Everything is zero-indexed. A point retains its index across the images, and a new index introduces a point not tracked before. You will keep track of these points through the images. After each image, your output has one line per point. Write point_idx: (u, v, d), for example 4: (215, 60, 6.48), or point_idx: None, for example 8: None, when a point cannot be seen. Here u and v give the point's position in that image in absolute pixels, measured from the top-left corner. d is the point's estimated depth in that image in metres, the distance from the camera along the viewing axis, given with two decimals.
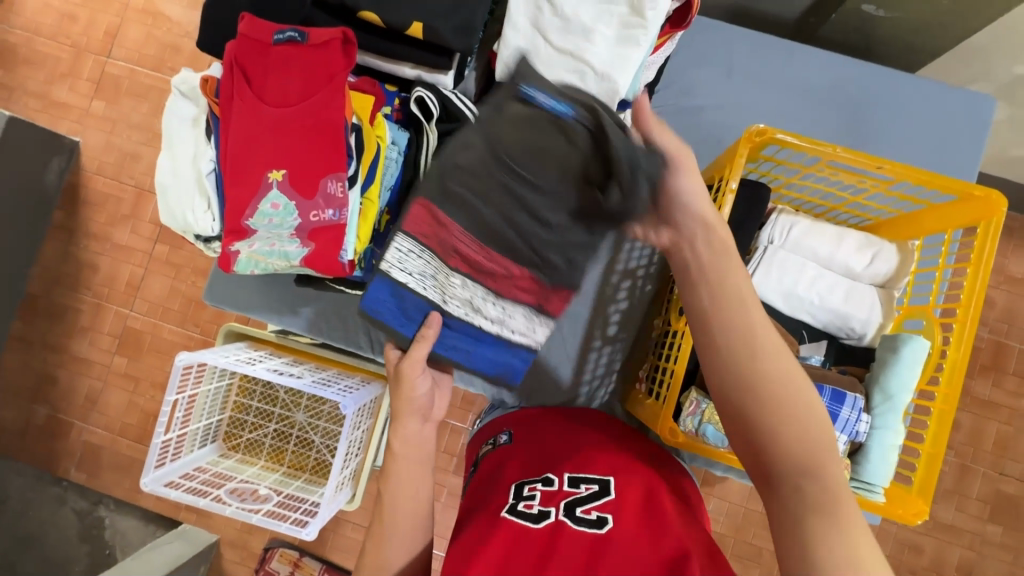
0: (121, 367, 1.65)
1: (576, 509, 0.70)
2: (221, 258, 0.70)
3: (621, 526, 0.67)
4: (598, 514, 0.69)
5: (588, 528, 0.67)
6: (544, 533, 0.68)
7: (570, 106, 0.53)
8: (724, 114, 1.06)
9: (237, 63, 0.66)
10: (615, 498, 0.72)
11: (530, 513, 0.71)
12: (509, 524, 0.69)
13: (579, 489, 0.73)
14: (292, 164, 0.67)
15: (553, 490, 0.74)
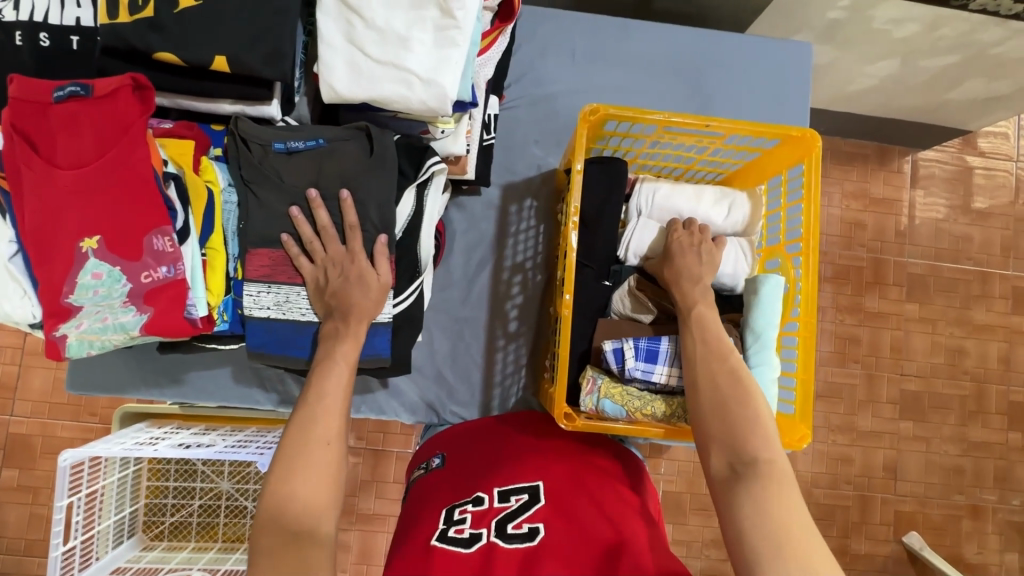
0: (13, 480, 1.48)
1: (507, 525, 0.70)
2: (46, 346, 0.63)
3: (554, 531, 0.68)
4: (529, 526, 0.69)
5: (520, 542, 0.67)
6: (478, 555, 0.67)
7: (293, 141, 0.73)
8: (579, 96, 1.08)
9: (15, 131, 0.59)
10: (546, 504, 0.72)
11: (462, 537, 0.70)
12: (442, 552, 0.68)
13: (510, 503, 0.74)
14: (106, 228, 0.61)
15: (485, 509, 0.74)
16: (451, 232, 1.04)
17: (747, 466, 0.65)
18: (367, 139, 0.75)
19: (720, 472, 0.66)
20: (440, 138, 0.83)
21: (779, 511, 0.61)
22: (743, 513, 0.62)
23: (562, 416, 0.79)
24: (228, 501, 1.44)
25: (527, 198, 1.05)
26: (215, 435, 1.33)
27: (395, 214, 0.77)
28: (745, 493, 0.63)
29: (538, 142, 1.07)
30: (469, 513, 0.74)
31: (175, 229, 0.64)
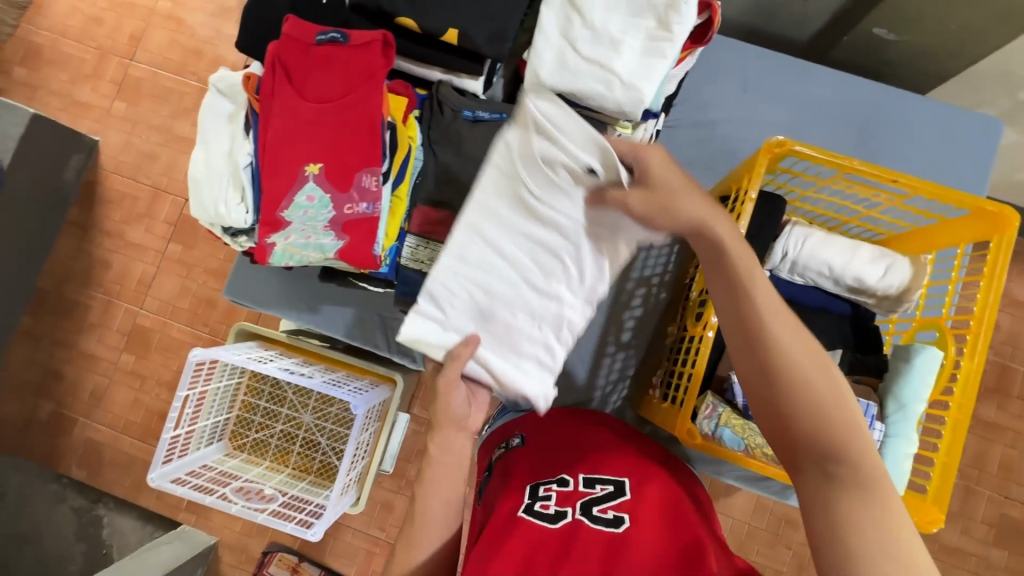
0: (129, 365, 1.67)
1: (593, 508, 0.73)
2: (256, 250, 0.71)
3: (638, 526, 0.69)
4: (615, 514, 0.71)
5: (606, 527, 0.70)
6: (564, 532, 0.70)
7: (477, 112, 0.79)
8: (738, 128, 1.08)
9: (280, 62, 0.68)
10: (631, 498, 0.73)
11: (547, 513, 0.73)
12: (528, 525, 0.71)
13: (595, 489, 0.75)
14: (329, 159, 0.69)
15: (569, 490, 0.76)
16: None
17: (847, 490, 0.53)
18: None
19: (807, 467, 0.55)
20: None
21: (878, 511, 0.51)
22: (830, 510, 0.52)
23: (681, 432, 0.78)
24: (306, 433, 1.54)
25: None
26: (313, 368, 1.44)
27: None
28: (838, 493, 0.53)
29: (689, 166, 1.08)
30: (553, 491, 0.77)
31: (381, 171, 0.71)
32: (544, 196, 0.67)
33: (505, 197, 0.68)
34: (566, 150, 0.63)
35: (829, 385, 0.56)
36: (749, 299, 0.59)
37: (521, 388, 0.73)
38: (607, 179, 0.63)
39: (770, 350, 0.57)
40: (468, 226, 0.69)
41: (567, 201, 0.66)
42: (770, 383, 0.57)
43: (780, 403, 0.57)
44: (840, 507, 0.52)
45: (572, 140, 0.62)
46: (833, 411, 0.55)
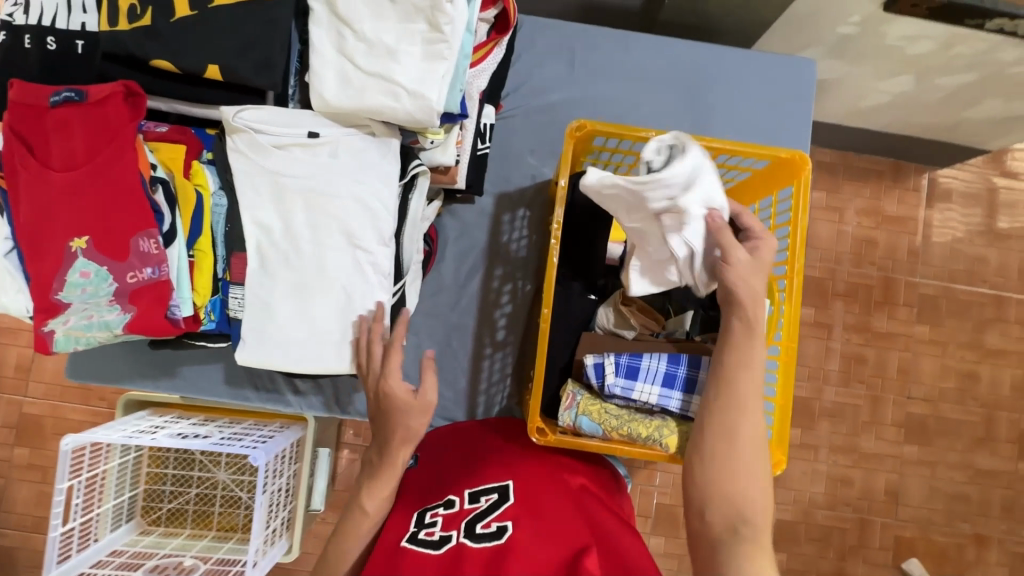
0: (24, 459, 1.54)
1: (476, 525, 0.71)
2: (36, 341, 0.65)
3: (520, 527, 0.68)
4: (497, 525, 0.70)
5: (488, 541, 0.68)
6: (448, 555, 0.68)
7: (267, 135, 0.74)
8: (577, 107, 1.08)
9: (15, 135, 0.62)
10: (514, 503, 0.73)
11: (431, 540, 0.71)
12: (411, 555, 0.69)
13: (480, 503, 0.75)
14: (95, 230, 0.63)
15: (455, 511, 0.75)
16: (443, 239, 1.05)
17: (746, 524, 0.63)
18: (348, 149, 0.77)
19: (717, 529, 0.64)
20: (428, 148, 0.83)
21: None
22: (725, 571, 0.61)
23: (533, 430, 0.79)
24: (223, 491, 1.48)
25: (520, 208, 1.06)
26: (212, 426, 1.37)
27: (384, 212, 0.78)
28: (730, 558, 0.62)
29: (534, 153, 1.07)
30: (440, 516, 0.75)
31: (161, 231, 0.66)
32: (316, 185, 0.76)
33: (283, 197, 0.76)
34: (321, 148, 0.76)
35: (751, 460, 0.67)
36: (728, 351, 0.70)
37: (354, 364, 0.79)
38: (345, 152, 0.77)
39: (730, 407, 0.68)
40: (245, 230, 0.76)
41: (303, 169, 0.76)
42: (723, 421, 0.68)
43: (728, 438, 0.67)
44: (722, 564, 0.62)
45: (314, 142, 0.76)
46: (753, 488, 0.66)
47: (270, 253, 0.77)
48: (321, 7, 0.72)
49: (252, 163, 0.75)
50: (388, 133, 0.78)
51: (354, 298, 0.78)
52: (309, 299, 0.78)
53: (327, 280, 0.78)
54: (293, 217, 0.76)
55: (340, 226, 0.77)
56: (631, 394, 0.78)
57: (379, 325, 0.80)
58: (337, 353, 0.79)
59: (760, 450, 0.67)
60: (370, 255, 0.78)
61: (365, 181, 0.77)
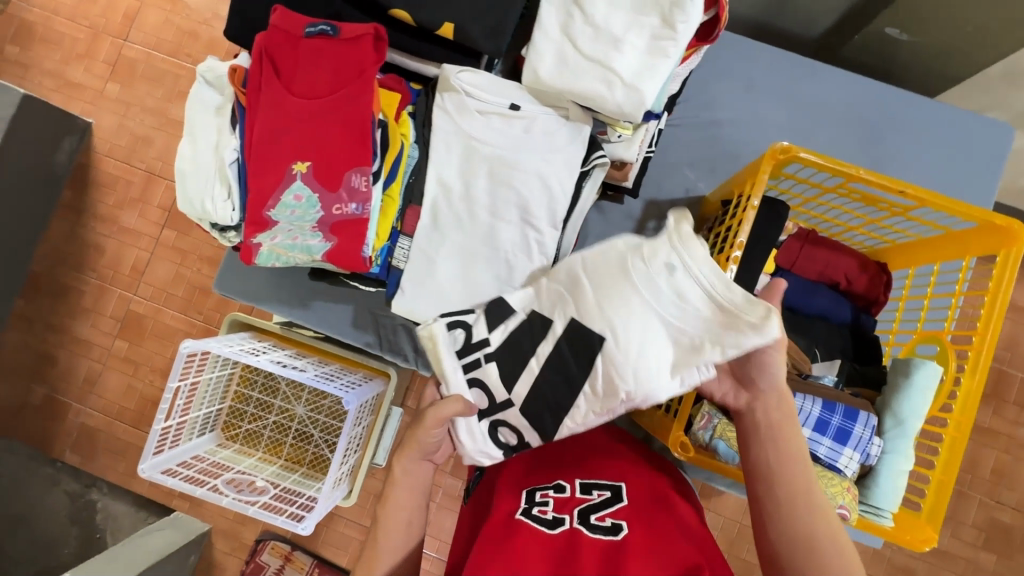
0: (121, 351, 1.65)
1: (590, 516, 0.71)
2: (242, 251, 0.69)
3: (635, 533, 0.68)
4: (613, 521, 0.70)
5: (604, 534, 0.68)
6: (564, 537, 0.68)
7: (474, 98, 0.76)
8: (745, 128, 1.05)
9: (267, 55, 0.66)
10: (628, 505, 0.73)
11: (545, 518, 0.71)
12: (524, 528, 0.69)
13: (592, 496, 0.74)
14: (318, 158, 0.67)
15: (566, 497, 0.75)
16: (585, 233, 1.04)
17: None
18: (543, 127, 0.77)
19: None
20: (613, 141, 0.83)
21: None
22: None
23: (673, 444, 0.75)
24: (299, 426, 1.51)
25: (668, 218, 1.04)
26: (306, 362, 1.43)
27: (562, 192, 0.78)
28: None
29: (692, 166, 1.05)
30: (550, 497, 0.75)
31: (372, 170, 0.68)
32: (507, 157, 0.77)
33: (472, 161, 0.78)
34: (518, 121, 0.77)
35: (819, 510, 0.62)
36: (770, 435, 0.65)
37: None
38: (541, 128, 0.77)
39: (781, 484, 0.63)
40: (427, 182, 0.78)
41: (498, 136, 0.77)
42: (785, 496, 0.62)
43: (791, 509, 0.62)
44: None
45: (513, 114, 0.77)
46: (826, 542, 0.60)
47: (445, 209, 0.79)
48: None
49: (457, 123, 0.77)
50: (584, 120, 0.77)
51: (515, 269, 0.79)
52: (472, 262, 0.79)
53: (493, 246, 0.79)
54: (476, 184, 0.78)
55: (518, 197, 0.78)
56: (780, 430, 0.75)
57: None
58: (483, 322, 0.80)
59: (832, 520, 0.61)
60: (536, 235, 0.79)
61: (551, 158, 0.78)
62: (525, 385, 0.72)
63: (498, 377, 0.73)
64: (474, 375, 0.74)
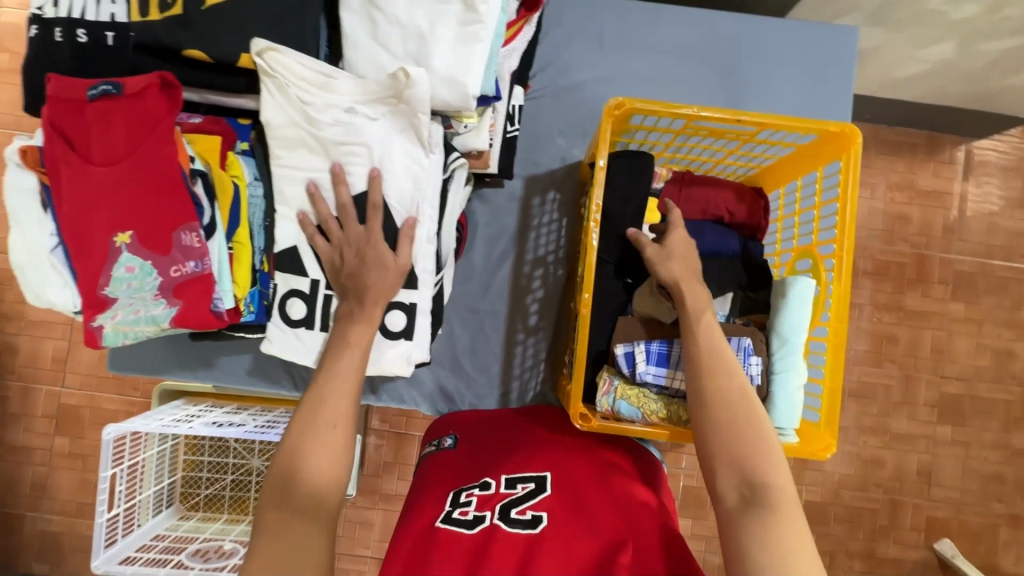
0: (64, 447, 1.52)
1: (511, 510, 0.68)
2: (86, 336, 0.66)
3: (555, 525, 0.66)
4: (533, 514, 0.68)
5: (522, 529, 0.66)
6: (480, 537, 0.65)
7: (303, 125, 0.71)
8: (607, 85, 1.05)
9: (55, 130, 0.62)
10: (551, 494, 0.71)
11: (465, 519, 0.69)
12: (444, 533, 0.66)
13: (516, 490, 0.72)
14: (137, 223, 0.64)
15: (490, 493, 0.72)
16: (473, 225, 1.03)
17: (755, 492, 0.61)
18: (383, 137, 0.72)
19: (729, 500, 0.62)
20: (462, 133, 0.81)
21: (787, 549, 0.58)
22: (748, 544, 0.59)
23: (576, 417, 0.77)
24: (259, 477, 1.48)
25: (550, 191, 1.04)
26: (247, 414, 1.39)
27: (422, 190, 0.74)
28: (750, 528, 0.60)
29: (563, 133, 1.05)
30: (474, 496, 0.72)
31: (201, 224, 0.66)
32: (363, 192, 0.72)
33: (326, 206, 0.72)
34: (351, 162, 0.72)
35: (726, 407, 0.67)
36: (691, 339, 0.71)
37: (385, 366, 0.75)
38: (389, 145, 0.72)
39: (702, 379, 0.69)
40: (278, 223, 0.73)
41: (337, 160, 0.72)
42: (697, 388, 0.69)
43: (704, 401, 0.68)
44: (748, 540, 0.59)
45: (338, 153, 0.72)
46: (755, 449, 0.64)
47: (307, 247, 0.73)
48: (264, 65, 0.67)
49: (298, 184, 0.73)
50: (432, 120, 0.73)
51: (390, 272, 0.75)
52: None
53: None
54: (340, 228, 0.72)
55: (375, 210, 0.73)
56: (662, 381, 0.77)
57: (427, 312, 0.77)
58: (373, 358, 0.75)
59: (752, 413, 0.66)
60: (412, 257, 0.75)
61: (405, 172, 0.73)
62: None
63: None
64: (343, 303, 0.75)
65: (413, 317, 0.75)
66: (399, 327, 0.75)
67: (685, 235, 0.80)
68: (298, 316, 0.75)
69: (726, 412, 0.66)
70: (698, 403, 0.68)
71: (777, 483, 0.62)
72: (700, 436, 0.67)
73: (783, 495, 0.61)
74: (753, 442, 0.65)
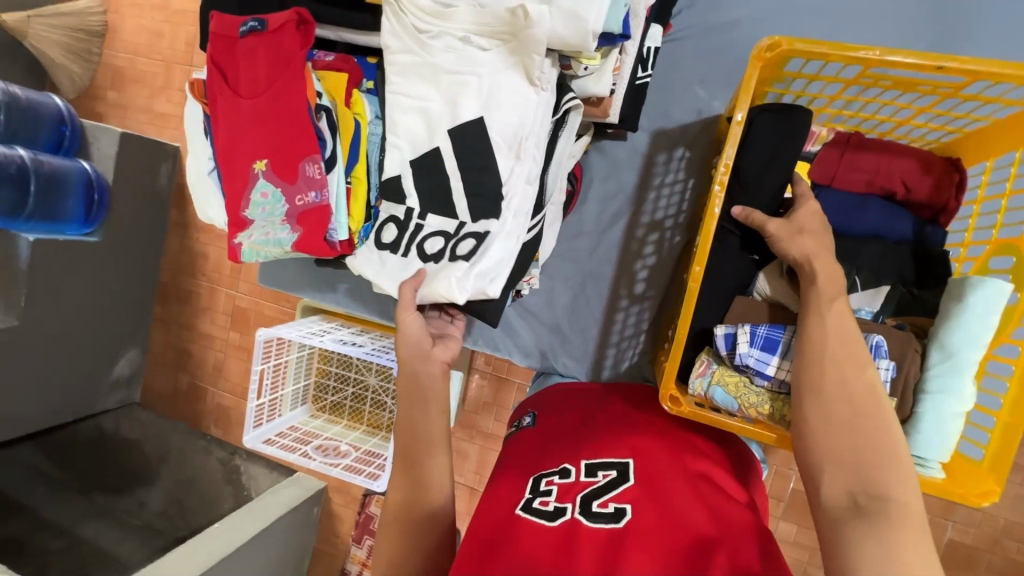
0: (237, 341, 1.82)
1: (592, 503, 0.60)
2: (230, 250, 0.77)
3: (642, 515, 0.57)
4: (616, 507, 0.59)
5: (605, 522, 0.57)
6: (563, 532, 0.57)
7: (414, 52, 0.70)
8: (765, 24, 0.89)
9: (214, 65, 0.70)
10: (636, 486, 0.62)
11: (546, 510, 0.60)
12: (524, 525, 0.59)
13: (597, 479, 0.64)
14: (272, 154, 0.70)
15: (570, 483, 0.64)
16: (588, 178, 0.98)
17: (871, 499, 0.51)
18: (495, 73, 0.69)
19: (834, 504, 0.52)
20: (581, 76, 0.75)
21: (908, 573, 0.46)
22: (855, 557, 0.49)
23: (664, 397, 0.71)
24: (373, 394, 1.66)
25: (679, 147, 0.93)
26: (368, 338, 1.53)
27: (532, 133, 0.70)
28: (857, 537, 0.49)
29: (703, 82, 0.92)
30: (555, 484, 0.65)
31: (324, 157, 0.71)
32: (470, 126, 0.69)
33: (435, 137, 0.71)
34: (461, 93, 0.70)
35: (845, 399, 0.56)
36: (815, 319, 0.61)
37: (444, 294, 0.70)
38: (501, 82, 0.69)
39: (818, 365, 0.59)
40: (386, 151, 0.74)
41: (445, 91, 0.71)
42: (808, 372, 0.59)
43: (815, 387, 0.58)
44: (856, 552, 0.49)
45: (448, 84, 0.70)
46: (875, 453, 0.53)
47: (408, 178, 0.73)
48: None
49: (407, 114, 0.73)
50: (546, 59, 0.68)
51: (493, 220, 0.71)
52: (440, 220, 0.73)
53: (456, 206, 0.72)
54: (442, 158, 0.71)
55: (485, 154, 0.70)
56: (766, 371, 0.67)
57: (506, 242, 0.70)
58: (432, 278, 0.71)
59: (883, 411, 0.55)
60: (504, 194, 0.70)
61: (514, 108, 0.68)
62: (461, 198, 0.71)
63: (438, 217, 0.73)
64: (427, 233, 0.74)
65: (483, 244, 0.69)
66: (465, 253, 0.70)
67: (819, 211, 0.69)
68: (388, 240, 0.76)
69: (842, 408, 0.56)
70: (807, 395, 0.58)
71: (901, 494, 0.50)
72: (802, 427, 0.58)
73: (911, 510, 0.50)
74: (879, 446, 0.53)
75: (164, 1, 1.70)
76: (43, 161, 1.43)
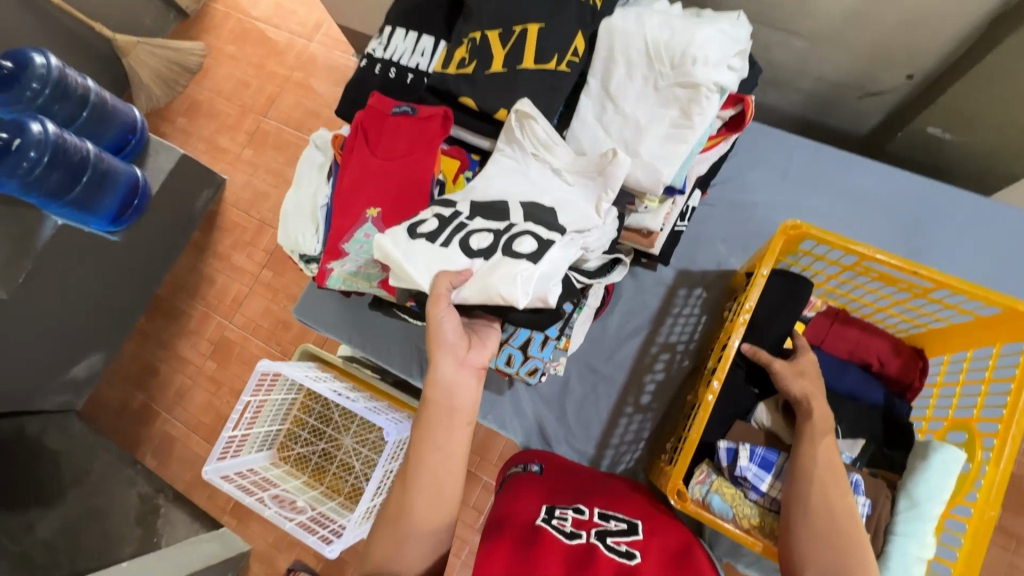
0: (211, 370, 1.74)
1: (606, 538, 0.69)
2: (320, 273, 0.87)
3: (649, 564, 0.65)
4: (627, 548, 0.68)
5: (617, 556, 0.66)
6: (580, 549, 0.66)
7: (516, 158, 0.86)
8: (778, 211, 1.12)
9: (362, 128, 0.88)
10: (643, 539, 0.70)
11: (564, 529, 0.70)
12: (546, 535, 0.68)
13: (609, 523, 0.72)
14: (386, 204, 0.84)
15: (584, 519, 0.73)
16: (618, 295, 1.13)
17: None
18: (574, 193, 0.84)
19: None
20: (640, 212, 0.93)
21: None
22: None
23: (672, 489, 0.79)
24: (343, 455, 1.58)
25: (698, 287, 1.11)
26: (360, 396, 1.48)
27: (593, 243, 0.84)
28: None
29: (725, 241, 1.12)
30: (570, 515, 0.74)
31: None
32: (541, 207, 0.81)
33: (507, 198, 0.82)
34: (541, 195, 0.83)
35: (829, 518, 0.66)
36: (810, 445, 0.72)
37: (488, 290, 0.71)
38: (571, 203, 0.83)
39: (809, 484, 0.69)
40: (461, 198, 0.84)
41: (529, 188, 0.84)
42: (801, 489, 0.69)
43: (805, 504, 0.68)
44: None
45: (538, 182, 0.85)
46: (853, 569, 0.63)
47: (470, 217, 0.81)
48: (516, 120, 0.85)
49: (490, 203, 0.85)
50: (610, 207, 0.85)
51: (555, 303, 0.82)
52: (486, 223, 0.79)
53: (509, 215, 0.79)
54: (507, 208, 0.81)
55: None
56: (761, 486, 0.77)
57: (557, 253, 0.75)
58: (485, 275, 0.72)
59: (860, 532, 0.65)
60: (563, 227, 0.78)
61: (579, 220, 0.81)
62: (517, 211, 0.79)
63: (485, 221, 0.79)
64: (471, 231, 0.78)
65: (545, 247, 0.73)
66: (527, 249, 0.73)
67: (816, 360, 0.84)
68: (425, 232, 0.79)
69: (825, 519, 0.66)
70: (796, 505, 0.69)
71: None
72: (791, 535, 0.68)
73: None
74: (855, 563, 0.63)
75: (260, 62, 1.93)
76: (102, 157, 1.53)
